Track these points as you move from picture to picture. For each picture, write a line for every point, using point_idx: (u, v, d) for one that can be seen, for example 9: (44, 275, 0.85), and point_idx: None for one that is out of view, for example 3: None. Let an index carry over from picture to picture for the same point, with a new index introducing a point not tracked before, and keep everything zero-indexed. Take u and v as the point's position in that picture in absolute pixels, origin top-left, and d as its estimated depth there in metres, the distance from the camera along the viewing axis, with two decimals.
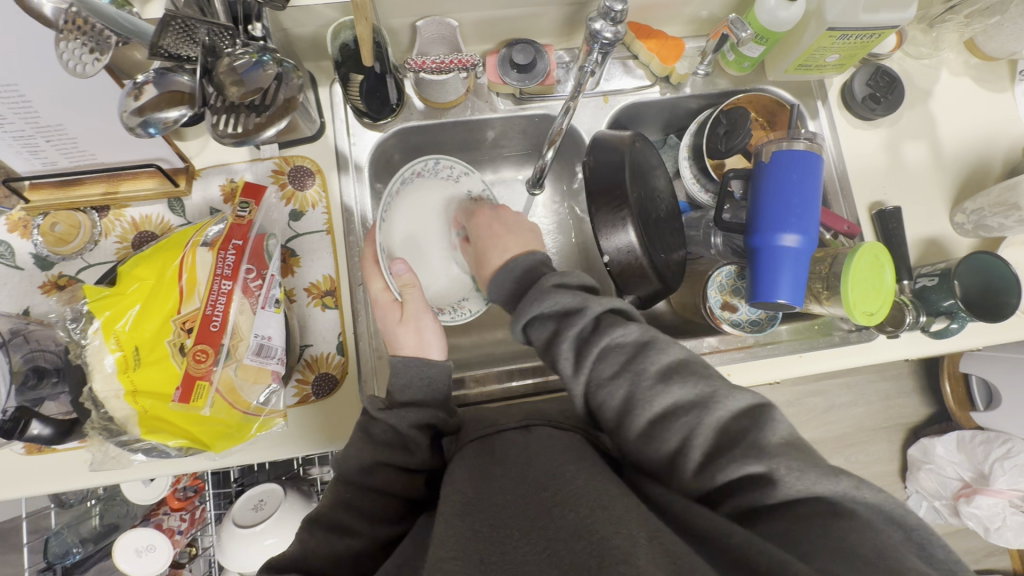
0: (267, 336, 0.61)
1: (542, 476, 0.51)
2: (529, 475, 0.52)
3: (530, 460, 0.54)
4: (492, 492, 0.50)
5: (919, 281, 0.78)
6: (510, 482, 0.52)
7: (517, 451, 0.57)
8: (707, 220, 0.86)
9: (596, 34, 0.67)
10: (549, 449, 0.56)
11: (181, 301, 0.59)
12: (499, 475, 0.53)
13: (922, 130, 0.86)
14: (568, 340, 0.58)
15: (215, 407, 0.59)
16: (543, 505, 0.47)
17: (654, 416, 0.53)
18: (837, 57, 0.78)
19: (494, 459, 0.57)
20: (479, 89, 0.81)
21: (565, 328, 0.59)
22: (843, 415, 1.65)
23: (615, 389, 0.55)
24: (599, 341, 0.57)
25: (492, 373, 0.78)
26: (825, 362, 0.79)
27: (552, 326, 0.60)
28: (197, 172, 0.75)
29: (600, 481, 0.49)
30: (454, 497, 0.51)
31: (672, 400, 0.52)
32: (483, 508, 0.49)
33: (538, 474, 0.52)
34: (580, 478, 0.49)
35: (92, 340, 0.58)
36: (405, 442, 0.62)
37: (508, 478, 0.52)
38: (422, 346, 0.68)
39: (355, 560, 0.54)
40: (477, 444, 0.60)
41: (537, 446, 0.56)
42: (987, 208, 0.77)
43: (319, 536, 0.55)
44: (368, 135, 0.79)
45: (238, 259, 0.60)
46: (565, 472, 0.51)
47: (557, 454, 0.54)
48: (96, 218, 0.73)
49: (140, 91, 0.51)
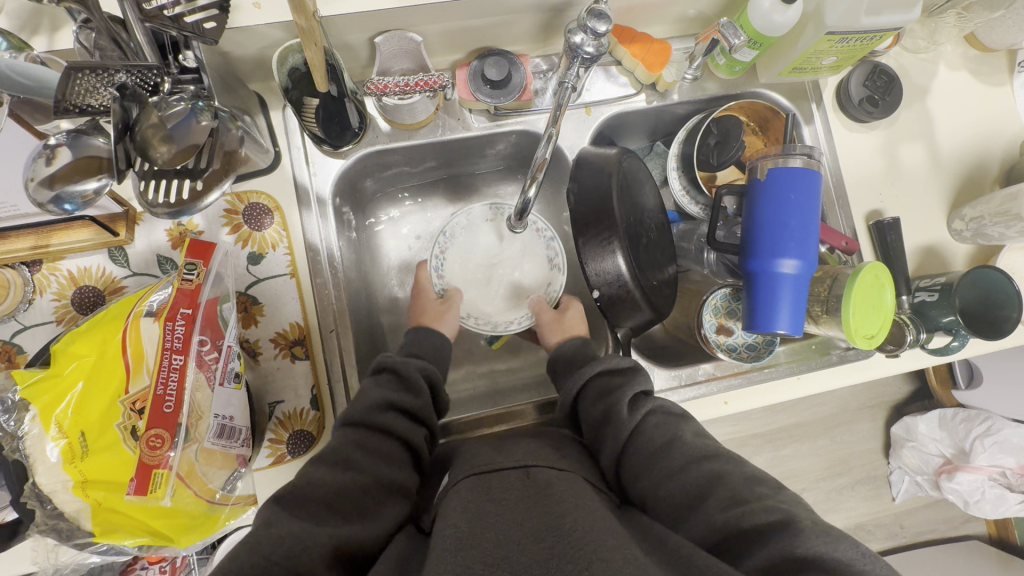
0: (229, 416, 0.56)
1: (539, 521, 0.47)
2: (525, 519, 0.48)
3: (531, 502, 0.50)
4: (486, 530, 0.47)
5: (917, 296, 0.76)
6: (506, 520, 0.48)
7: (518, 492, 0.52)
8: (699, 235, 0.81)
9: (576, 49, 0.60)
10: (555, 492, 0.52)
11: (128, 380, 0.53)
12: (493, 514, 0.49)
13: (919, 131, 0.82)
14: (633, 388, 0.63)
15: (176, 497, 0.53)
16: (538, 552, 0.44)
17: (687, 458, 0.55)
18: (834, 60, 0.72)
19: (490, 495, 0.52)
20: (450, 105, 0.74)
21: (628, 385, 0.64)
22: (830, 396, 1.67)
23: (658, 434, 0.58)
24: (650, 401, 0.63)
25: (479, 415, 0.74)
26: (822, 383, 0.76)
27: (618, 380, 0.65)
28: (139, 216, 0.67)
29: (599, 529, 0.46)
30: (447, 533, 0.47)
31: (708, 450, 0.56)
32: (476, 543, 0.45)
33: (533, 519, 0.48)
34: (579, 525, 0.46)
35: (29, 429, 0.51)
36: (408, 384, 0.65)
37: (502, 517, 0.48)
38: (438, 320, 0.76)
39: (361, 492, 0.52)
40: (471, 479, 0.55)
41: (543, 488, 0.52)
42: (988, 217, 0.73)
43: (325, 468, 0.52)
44: (330, 164, 0.72)
45: (189, 330, 0.54)
46: (563, 515, 0.48)
47: (559, 498, 0.50)
48: (27, 274, 0.65)
49: (53, 154, 0.44)
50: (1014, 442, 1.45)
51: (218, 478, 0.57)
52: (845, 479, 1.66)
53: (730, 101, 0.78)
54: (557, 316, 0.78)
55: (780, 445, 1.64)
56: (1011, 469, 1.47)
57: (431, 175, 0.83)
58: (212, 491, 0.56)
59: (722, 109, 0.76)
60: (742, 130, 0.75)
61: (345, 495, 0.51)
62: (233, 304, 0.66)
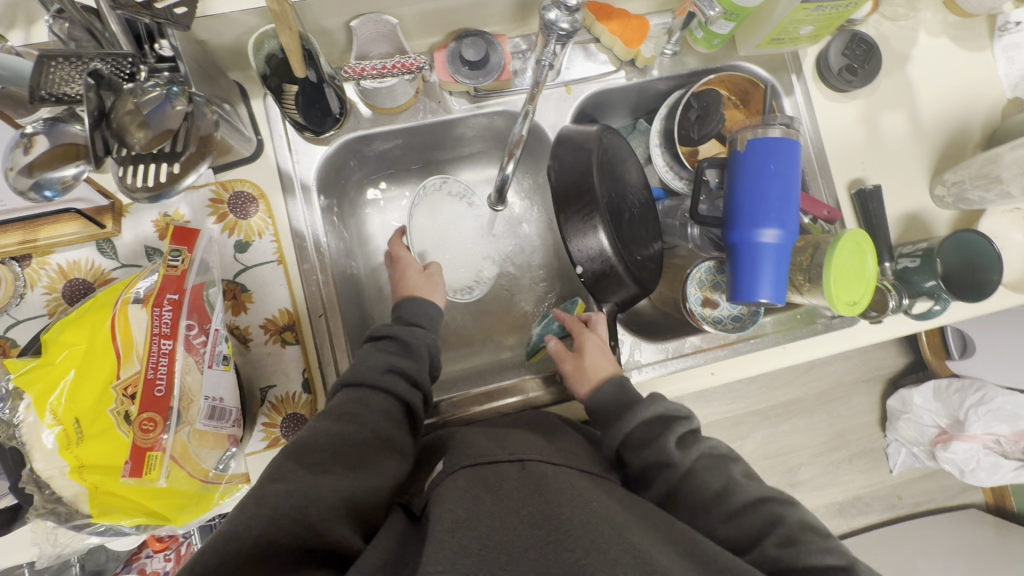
0: (219, 397, 0.57)
1: (536, 511, 0.48)
2: (520, 509, 0.48)
3: (526, 493, 0.50)
4: (483, 514, 0.47)
5: (900, 262, 0.76)
6: (501, 509, 0.48)
7: (513, 482, 0.52)
8: (684, 210, 0.82)
9: (552, 25, 0.60)
10: (551, 483, 0.52)
11: (119, 365, 0.54)
12: (489, 500, 0.49)
13: (900, 98, 0.82)
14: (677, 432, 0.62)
15: (171, 477, 0.55)
16: (539, 542, 0.45)
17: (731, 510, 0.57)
18: (812, 29, 0.72)
19: (483, 485, 0.52)
20: (430, 88, 0.74)
21: (674, 429, 0.62)
22: (826, 372, 1.68)
23: (712, 481, 0.60)
24: (701, 445, 0.62)
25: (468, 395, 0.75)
26: (808, 352, 0.77)
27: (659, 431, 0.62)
28: (126, 208, 0.68)
29: (594, 520, 0.47)
30: (445, 512, 0.48)
31: (753, 494, 0.59)
32: (475, 526, 0.46)
33: (529, 508, 0.48)
34: (573, 514, 0.47)
35: (25, 417, 0.53)
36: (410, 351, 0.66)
37: (498, 505, 0.49)
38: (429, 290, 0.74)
39: (362, 447, 0.55)
40: (468, 468, 0.54)
41: (537, 481, 0.52)
42: (968, 180, 0.74)
43: (328, 421, 0.56)
44: (312, 151, 0.72)
45: (176, 316, 0.54)
46: (559, 507, 0.48)
47: (554, 489, 0.51)
48: (18, 269, 0.66)
49: (30, 142, 0.45)
50: (1008, 410, 1.45)
51: (211, 458, 0.58)
52: (842, 453, 1.67)
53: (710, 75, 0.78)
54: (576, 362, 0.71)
55: (777, 422, 1.66)
56: (1005, 436, 1.48)
57: (415, 160, 0.84)
58: (205, 470, 0.58)
59: (699, 85, 0.77)
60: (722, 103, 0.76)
61: (347, 445, 0.54)
62: (222, 293, 0.67)
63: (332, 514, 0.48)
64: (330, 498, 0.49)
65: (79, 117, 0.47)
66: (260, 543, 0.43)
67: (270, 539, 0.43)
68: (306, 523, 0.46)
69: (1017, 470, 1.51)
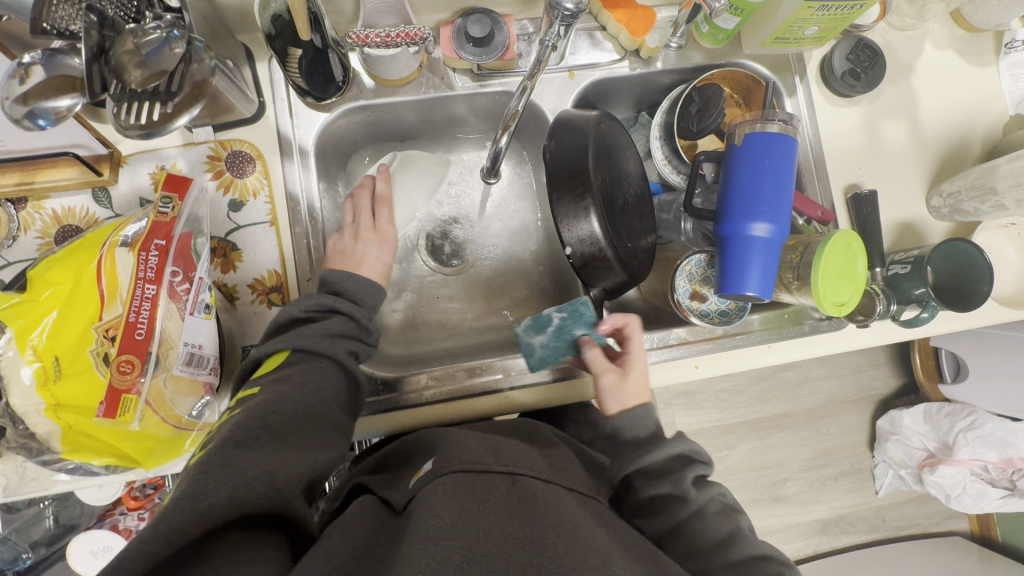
0: (198, 344, 0.57)
1: (524, 530, 0.46)
2: (507, 523, 0.46)
3: (515, 508, 0.48)
4: (469, 524, 0.45)
5: (892, 268, 0.76)
6: (487, 520, 0.46)
7: (503, 495, 0.50)
8: (678, 204, 0.82)
9: (557, 6, 0.60)
10: (542, 504, 0.50)
11: (102, 307, 0.54)
12: (477, 507, 0.48)
13: (902, 107, 0.82)
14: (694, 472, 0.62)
15: (144, 422, 0.55)
16: (520, 561, 0.43)
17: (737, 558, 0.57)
18: (817, 30, 0.72)
19: (473, 493, 0.50)
20: (434, 64, 0.75)
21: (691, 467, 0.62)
22: (817, 388, 1.67)
23: (722, 525, 0.60)
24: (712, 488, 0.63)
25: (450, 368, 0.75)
26: (794, 352, 0.77)
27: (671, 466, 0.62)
28: (124, 159, 0.68)
29: (580, 549, 0.44)
30: (429, 520, 0.46)
31: (762, 549, 0.58)
32: (458, 536, 0.44)
33: (514, 526, 0.46)
34: (562, 543, 0.45)
35: (4, 352, 0.53)
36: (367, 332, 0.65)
37: (486, 517, 0.47)
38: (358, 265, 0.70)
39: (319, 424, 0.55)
40: (460, 474, 0.52)
41: (528, 499, 0.50)
42: (964, 191, 0.74)
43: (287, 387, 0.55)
44: (313, 117, 0.73)
45: (161, 261, 0.55)
46: (547, 533, 0.46)
47: (544, 510, 0.49)
48: (13, 211, 0.66)
49: (26, 72, 0.45)
50: (998, 437, 1.44)
51: (186, 406, 0.58)
52: (829, 471, 1.66)
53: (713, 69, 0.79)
54: (617, 376, 0.67)
55: (765, 434, 1.65)
56: (993, 463, 1.47)
57: (415, 137, 0.85)
58: (178, 417, 0.57)
59: (701, 79, 0.78)
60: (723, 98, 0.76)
61: (309, 426, 0.54)
62: (212, 249, 0.68)
63: (297, 483, 0.48)
64: (295, 470, 0.48)
65: (77, 50, 0.47)
66: (232, 502, 0.42)
67: (240, 500, 0.43)
68: (275, 490, 0.45)
69: (1004, 499, 1.49)
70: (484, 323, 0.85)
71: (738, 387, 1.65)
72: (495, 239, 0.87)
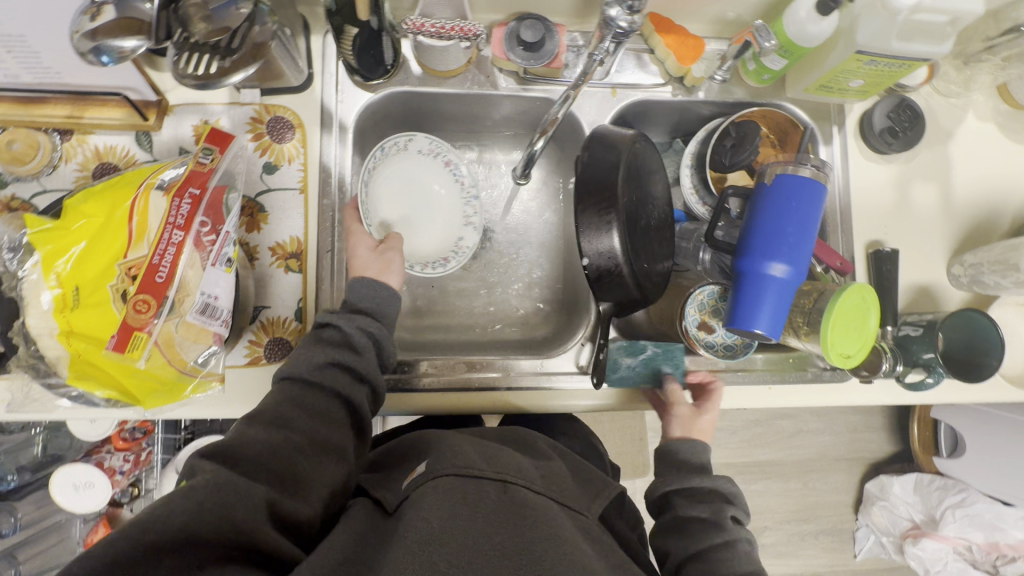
0: (214, 296, 0.59)
1: (510, 539, 0.47)
2: (495, 532, 0.47)
3: (503, 517, 0.49)
4: (458, 530, 0.47)
5: (903, 329, 0.76)
6: (476, 528, 0.47)
7: (493, 503, 0.50)
8: (699, 234, 0.81)
9: (610, 21, 0.61)
10: (529, 514, 0.50)
11: (127, 245, 0.55)
12: (466, 513, 0.49)
13: (936, 172, 0.82)
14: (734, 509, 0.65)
15: (150, 362, 0.56)
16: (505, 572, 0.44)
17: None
18: (861, 83, 0.73)
19: (463, 497, 0.50)
20: (482, 61, 0.77)
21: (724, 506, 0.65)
22: (809, 441, 1.65)
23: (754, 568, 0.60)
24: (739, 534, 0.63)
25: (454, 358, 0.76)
26: (793, 397, 0.77)
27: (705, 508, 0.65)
28: (171, 108, 0.70)
29: (568, 565, 0.45)
30: (417, 525, 0.47)
31: None
32: (445, 542, 0.45)
33: (502, 535, 0.47)
34: (549, 559, 0.45)
35: (30, 273, 0.54)
36: (351, 344, 0.62)
37: (474, 524, 0.47)
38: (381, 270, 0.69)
39: (294, 453, 0.53)
40: (450, 477, 0.52)
41: (518, 508, 0.50)
42: (986, 264, 0.74)
43: (257, 426, 0.53)
44: (357, 95, 0.75)
45: (193, 209, 0.57)
46: (534, 547, 0.46)
47: (532, 522, 0.49)
48: (58, 142, 0.68)
49: (98, 11, 0.46)
50: (986, 519, 1.42)
51: (193, 353, 0.59)
52: (810, 526, 1.64)
53: (754, 107, 0.80)
54: (691, 412, 0.73)
55: (751, 480, 1.63)
56: (978, 545, 1.45)
57: (452, 129, 0.86)
58: (184, 362, 0.59)
59: (742, 114, 0.78)
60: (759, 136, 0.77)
61: (278, 455, 0.52)
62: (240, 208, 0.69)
63: (256, 513, 0.46)
64: (257, 497, 0.47)
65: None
66: (181, 534, 0.42)
67: (194, 529, 0.43)
68: (233, 522, 0.45)
69: None
70: (490, 320, 0.85)
71: (730, 428, 1.64)
72: (514, 240, 0.88)
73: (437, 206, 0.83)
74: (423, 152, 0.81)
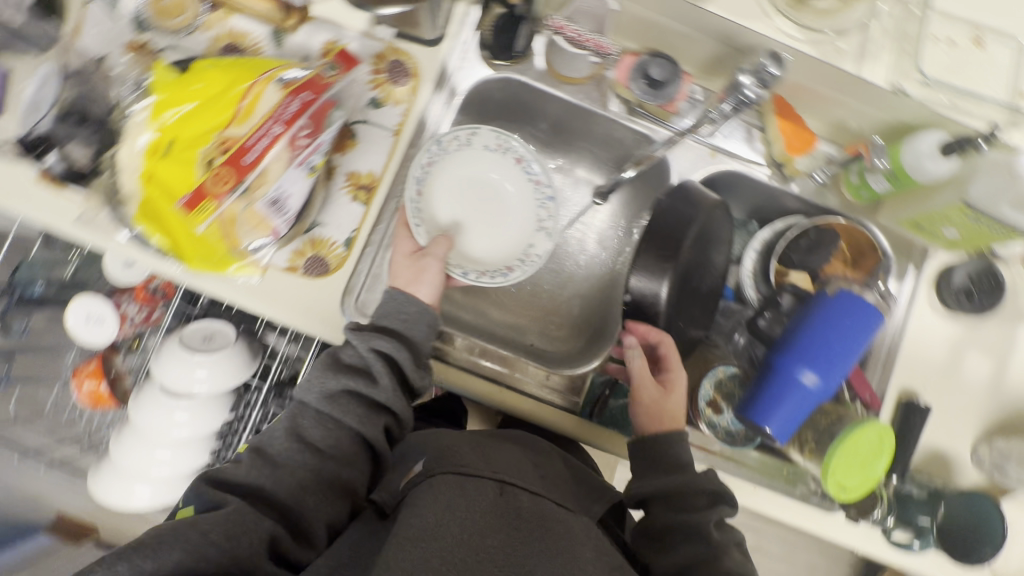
0: (285, 194, 0.61)
1: (506, 541, 0.51)
2: (491, 534, 0.51)
3: (499, 520, 0.52)
4: (452, 525, 0.50)
5: (907, 486, 0.74)
6: (470, 524, 0.51)
7: (490, 502, 0.54)
8: (743, 318, 0.81)
9: (739, 87, 0.62)
10: (523, 520, 0.53)
11: (231, 121, 0.59)
12: (463, 508, 0.52)
13: (997, 349, 0.79)
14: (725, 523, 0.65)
15: (209, 229, 0.61)
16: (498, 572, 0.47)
17: None
18: (956, 235, 0.72)
19: (462, 491, 0.54)
20: (603, 80, 0.79)
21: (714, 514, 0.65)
22: (766, 565, 1.59)
23: None
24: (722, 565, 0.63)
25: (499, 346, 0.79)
26: (776, 508, 0.74)
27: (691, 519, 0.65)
28: (311, 18, 0.74)
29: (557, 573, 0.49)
30: (413, 520, 0.50)
31: None
32: (440, 536, 0.49)
33: (497, 537, 0.51)
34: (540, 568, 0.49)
35: (139, 112, 0.59)
36: (369, 367, 0.63)
37: (472, 519, 0.51)
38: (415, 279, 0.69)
39: (299, 487, 0.59)
40: (451, 474, 0.56)
41: (514, 513, 0.54)
42: (1017, 455, 0.71)
43: (255, 469, 0.59)
44: (478, 67, 0.77)
45: (299, 111, 0.60)
46: (527, 554, 0.50)
47: (528, 527, 0.53)
48: (204, 10, 0.73)
49: None
50: None
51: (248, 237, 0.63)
52: None
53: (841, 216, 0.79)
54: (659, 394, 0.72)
55: None
56: None
57: (548, 133, 0.88)
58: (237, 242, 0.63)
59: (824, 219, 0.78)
60: (835, 249, 0.77)
61: (283, 483, 0.58)
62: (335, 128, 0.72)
63: (259, 546, 0.53)
64: (262, 532, 0.54)
65: None
66: (178, 567, 0.49)
67: (191, 565, 0.49)
68: (236, 556, 0.52)
69: None
70: (515, 320, 0.86)
71: None
72: (566, 255, 0.89)
73: (508, 205, 0.81)
74: (490, 148, 0.79)
